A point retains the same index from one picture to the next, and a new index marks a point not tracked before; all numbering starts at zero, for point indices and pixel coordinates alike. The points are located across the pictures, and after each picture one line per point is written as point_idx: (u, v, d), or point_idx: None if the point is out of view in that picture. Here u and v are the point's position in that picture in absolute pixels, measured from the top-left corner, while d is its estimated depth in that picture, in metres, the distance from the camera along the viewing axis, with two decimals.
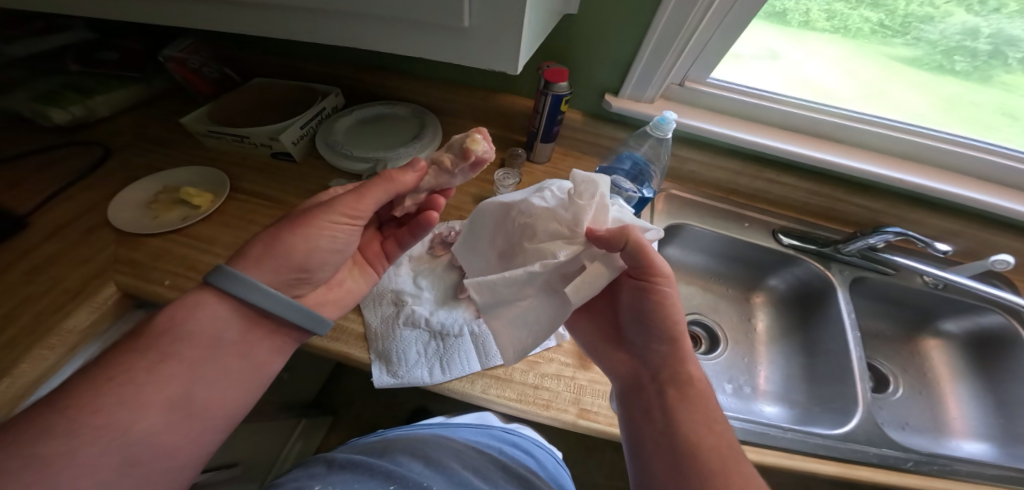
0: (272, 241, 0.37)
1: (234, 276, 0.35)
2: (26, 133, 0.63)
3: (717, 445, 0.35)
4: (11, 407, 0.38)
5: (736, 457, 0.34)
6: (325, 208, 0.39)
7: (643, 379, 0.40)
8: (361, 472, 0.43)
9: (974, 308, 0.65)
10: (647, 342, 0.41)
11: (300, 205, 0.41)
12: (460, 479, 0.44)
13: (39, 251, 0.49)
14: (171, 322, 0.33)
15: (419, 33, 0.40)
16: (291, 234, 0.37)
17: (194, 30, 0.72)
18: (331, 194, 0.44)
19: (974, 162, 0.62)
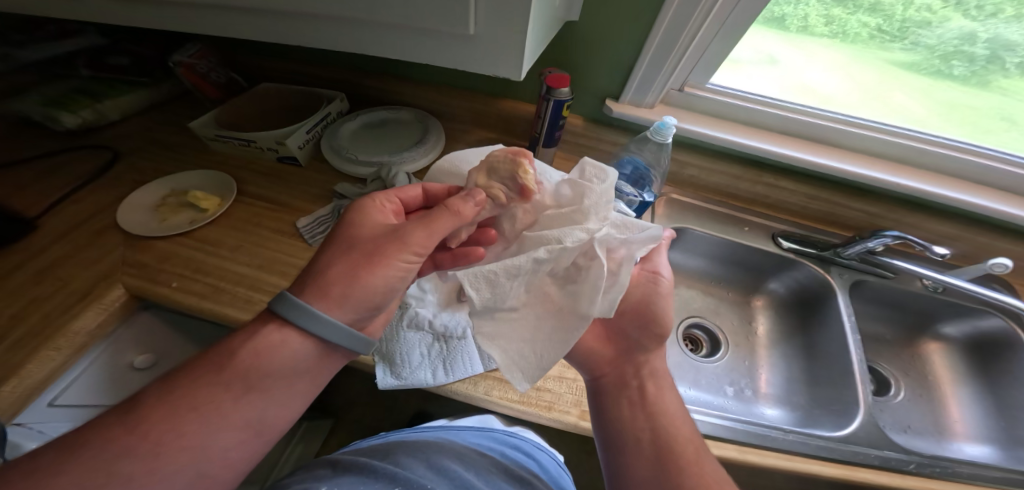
0: (353, 283, 0.33)
1: (303, 308, 0.32)
2: (36, 137, 0.64)
3: (690, 441, 0.39)
4: (18, 406, 0.40)
5: (703, 446, 0.39)
6: (400, 246, 0.34)
7: (628, 378, 0.43)
8: (365, 475, 0.43)
9: (974, 311, 0.65)
10: (636, 342, 0.45)
11: (351, 232, 0.36)
12: (463, 481, 0.44)
13: (49, 253, 0.50)
14: (264, 352, 0.32)
15: (424, 40, 0.41)
16: (370, 276, 0.33)
17: (202, 36, 0.73)
18: (381, 216, 0.38)
19: (973, 166, 0.62)
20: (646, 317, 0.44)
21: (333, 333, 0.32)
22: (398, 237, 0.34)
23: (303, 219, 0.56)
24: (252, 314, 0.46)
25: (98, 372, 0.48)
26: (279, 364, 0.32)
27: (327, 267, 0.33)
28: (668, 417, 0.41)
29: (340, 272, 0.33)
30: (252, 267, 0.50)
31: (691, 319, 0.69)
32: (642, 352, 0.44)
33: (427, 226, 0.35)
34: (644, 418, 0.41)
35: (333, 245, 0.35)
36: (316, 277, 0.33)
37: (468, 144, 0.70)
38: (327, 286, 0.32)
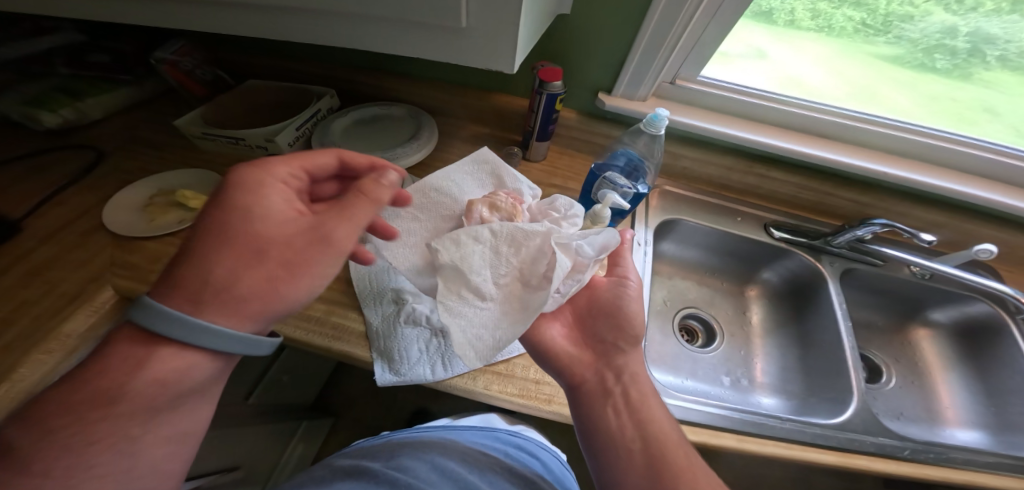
0: (269, 296, 0.32)
1: (203, 328, 0.29)
2: (14, 137, 0.62)
3: (677, 440, 0.38)
4: (12, 411, 0.38)
5: (688, 449, 0.38)
6: (321, 248, 0.33)
7: (610, 383, 0.41)
8: (365, 480, 0.44)
9: (961, 297, 0.67)
10: (614, 344, 0.44)
11: (240, 227, 0.32)
12: (464, 483, 0.45)
13: (33, 256, 0.48)
14: (161, 370, 0.29)
15: (416, 33, 0.41)
16: (291, 287, 0.32)
17: (186, 32, 0.72)
18: (276, 203, 0.34)
19: (957, 155, 0.64)
20: (618, 317, 0.44)
21: (240, 346, 0.31)
22: (318, 236, 0.33)
23: None
24: None
25: None
26: (188, 377, 0.31)
27: (227, 276, 0.30)
28: (654, 418, 0.39)
29: (248, 285, 0.31)
30: None
31: (687, 311, 0.70)
32: (621, 355, 0.43)
33: (343, 219, 0.34)
34: (631, 421, 0.39)
35: (234, 246, 0.31)
36: (220, 289, 0.30)
37: (461, 139, 0.70)
38: (236, 303, 0.31)
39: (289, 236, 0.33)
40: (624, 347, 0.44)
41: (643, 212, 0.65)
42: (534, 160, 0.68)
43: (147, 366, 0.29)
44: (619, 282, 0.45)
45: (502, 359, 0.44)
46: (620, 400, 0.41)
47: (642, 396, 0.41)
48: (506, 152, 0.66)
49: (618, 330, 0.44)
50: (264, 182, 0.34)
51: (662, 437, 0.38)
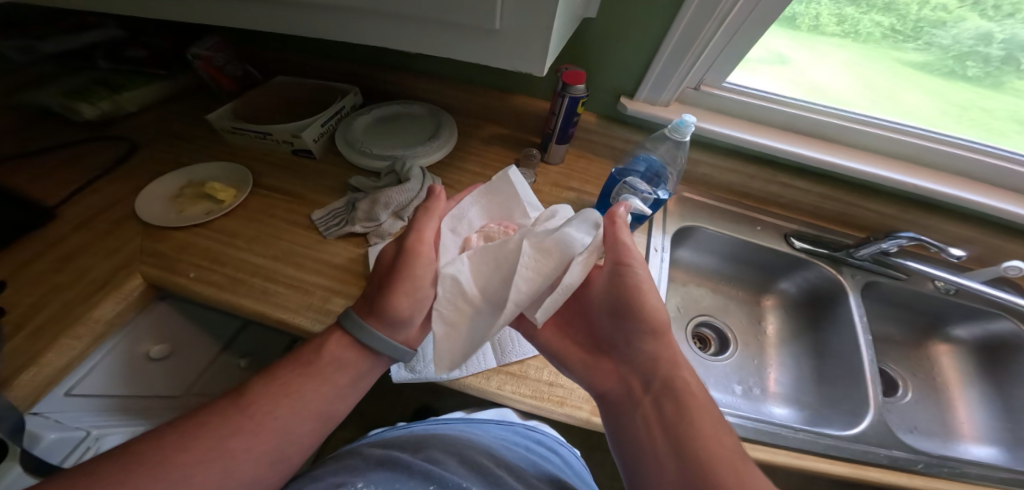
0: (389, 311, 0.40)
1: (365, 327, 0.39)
2: (51, 127, 0.64)
3: (722, 444, 0.34)
4: (38, 393, 0.40)
5: (738, 459, 0.33)
6: (411, 261, 0.41)
7: (636, 389, 0.40)
8: (400, 472, 0.43)
9: (985, 314, 0.65)
10: (633, 346, 0.43)
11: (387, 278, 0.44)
12: (494, 478, 0.44)
13: (68, 242, 0.50)
14: (324, 357, 0.40)
15: (448, 35, 0.41)
16: (399, 299, 0.40)
17: (218, 29, 0.74)
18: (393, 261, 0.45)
19: (987, 167, 0.62)
20: (628, 313, 0.42)
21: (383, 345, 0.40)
22: (411, 254, 0.41)
23: (318, 211, 0.57)
24: (268, 305, 0.46)
25: (115, 359, 0.49)
26: (338, 369, 0.40)
27: (370, 292, 0.42)
28: (693, 422, 0.36)
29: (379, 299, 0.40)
30: (269, 258, 0.51)
31: (701, 318, 0.69)
32: (643, 355, 0.42)
33: (418, 234, 0.43)
34: (666, 427, 0.37)
35: (372, 281, 0.42)
36: (368, 307, 0.41)
37: (479, 140, 0.70)
38: (377, 310, 0.40)
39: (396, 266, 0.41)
40: (644, 347, 0.42)
41: (660, 218, 0.65)
42: (552, 162, 0.68)
43: (315, 358, 0.40)
44: (619, 272, 0.43)
45: (516, 360, 0.45)
46: (650, 407, 0.39)
47: (677, 398, 0.38)
48: (525, 154, 0.66)
49: (630, 330, 0.43)
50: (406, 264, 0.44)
51: (703, 441, 0.35)
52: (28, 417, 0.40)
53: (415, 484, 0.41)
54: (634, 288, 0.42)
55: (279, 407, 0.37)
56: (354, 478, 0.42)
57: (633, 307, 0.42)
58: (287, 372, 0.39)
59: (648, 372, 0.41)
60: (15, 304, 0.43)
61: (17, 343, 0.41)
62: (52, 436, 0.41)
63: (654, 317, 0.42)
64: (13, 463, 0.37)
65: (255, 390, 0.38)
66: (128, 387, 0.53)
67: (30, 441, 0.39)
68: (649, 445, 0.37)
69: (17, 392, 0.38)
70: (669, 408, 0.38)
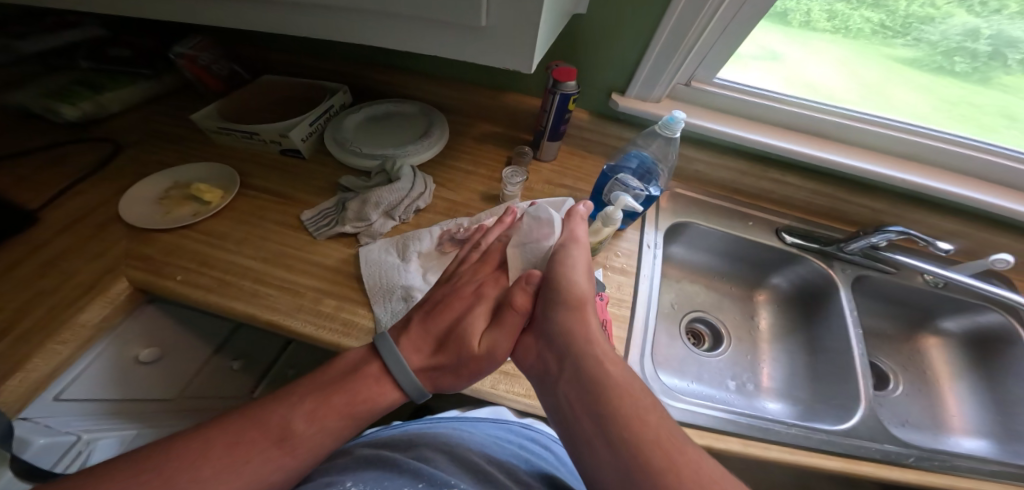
0: (449, 384, 0.42)
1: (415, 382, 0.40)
2: (33, 129, 0.63)
3: (641, 411, 0.34)
4: (27, 398, 0.39)
5: (665, 436, 0.32)
6: (488, 360, 0.41)
7: (554, 366, 0.40)
8: (390, 470, 0.42)
9: (973, 307, 0.66)
10: (548, 320, 0.42)
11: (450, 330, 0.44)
12: (486, 478, 0.44)
13: (51, 246, 0.49)
14: (374, 402, 0.38)
15: (435, 32, 0.41)
16: (463, 381, 0.41)
17: (203, 28, 0.72)
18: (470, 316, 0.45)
19: (975, 161, 0.62)
20: (551, 288, 0.43)
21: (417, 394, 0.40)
22: (492, 353, 0.41)
23: (308, 212, 0.56)
24: (257, 306, 0.46)
25: (103, 364, 0.48)
26: (382, 410, 0.39)
27: (442, 361, 0.42)
28: (610, 395, 0.35)
29: (443, 372, 0.42)
30: (258, 260, 0.50)
31: (694, 314, 0.70)
32: (558, 328, 0.41)
33: (506, 335, 0.43)
34: (581, 398, 0.36)
35: (447, 350, 0.42)
36: (428, 371, 0.42)
37: (471, 138, 0.70)
38: (437, 377, 0.42)
39: (476, 355, 0.41)
40: (559, 319, 0.42)
41: (653, 215, 0.65)
42: (544, 160, 0.68)
43: (367, 403, 0.38)
44: (559, 251, 0.45)
45: (509, 359, 0.45)
46: (568, 380, 0.38)
47: (591, 369, 0.37)
48: (517, 151, 0.66)
49: (549, 306, 0.43)
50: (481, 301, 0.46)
51: (621, 409, 0.34)
52: (17, 422, 0.39)
53: (403, 481, 0.41)
54: (562, 264, 0.43)
55: (322, 444, 0.36)
56: (344, 477, 0.42)
57: (553, 284, 0.43)
58: (332, 411, 0.36)
59: (562, 346, 0.40)
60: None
61: (3, 349, 0.40)
62: (41, 441, 0.41)
63: (572, 291, 0.42)
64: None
65: (298, 429, 0.35)
66: (120, 390, 0.52)
67: (19, 446, 0.39)
68: (570, 418, 0.36)
69: (2, 397, 0.38)
70: (584, 378, 0.37)
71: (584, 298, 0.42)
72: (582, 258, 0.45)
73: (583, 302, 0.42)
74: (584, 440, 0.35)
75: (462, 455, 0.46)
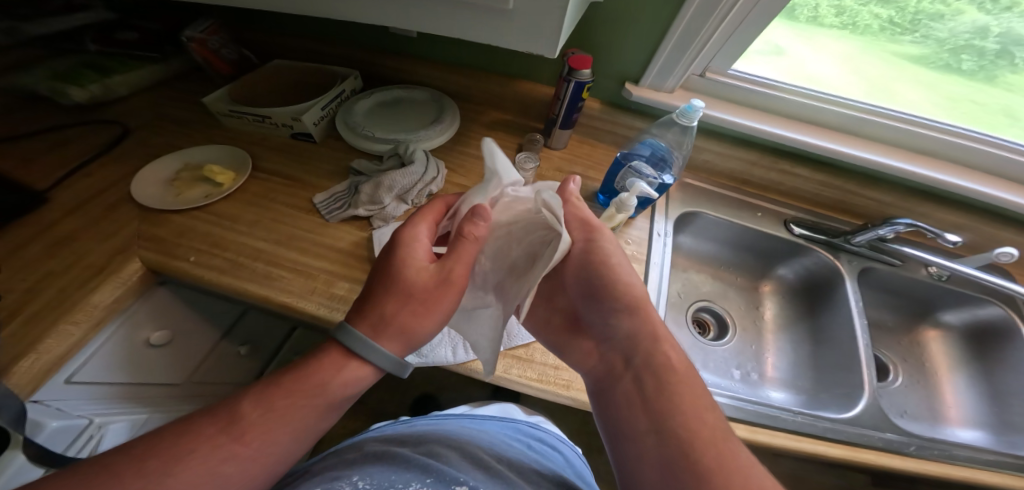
0: (411, 329, 0.35)
1: (380, 349, 0.33)
2: (40, 111, 0.62)
3: (698, 395, 0.36)
4: (38, 382, 0.39)
5: (731, 447, 0.33)
6: (447, 291, 0.35)
7: (617, 365, 0.40)
8: (398, 464, 0.41)
9: (974, 300, 0.67)
10: (613, 326, 0.42)
11: (388, 283, 0.35)
12: (498, 473, 0.43)
13: (62, 226, 0.49)
14: (334, 386, 0.33)
15: (458, 15, 0.41)
16: (426, 320, 0.35)
17: (212, 11, 0.72)
18: (417, 265, 0.36)
19: (982, 156, 0.63)
20: (607, 293, 0.42)
21: (390, 365, 0.34)
22: (448, 282, 0.36)
23: (320, 195, 0.56)
24: (270, 288, 0.46)
25: (113, 347, 0.48)
26: (345, 394, 0.34)
27: (377, 302, 0.35)
28: (673, 396, 0.36)
29: (397, 319, 0.34)
30: (270, 243, 0.50)
31: (700, 304, 0.70)
32: (622, 335, 0.41)
33: (459, 262, 0.36)
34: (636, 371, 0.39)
35: (390, 303, 0.35)
36: (377, 324, 0.34)
37: (482, 125, 0.70)
38: (390, 330, 0.34)
39: (424, 285, 0.35)
40: (619, 323, 0.42)
41: (663, 204, 0.65)
42: (555, 148, 0.68)
43: (323, 381, 0.33)
44: (589, 247, 0.43)
45: (522, 344, 0.45)
46: (631, 379, 0.39)
47: (649, 350, 0.39)
48: (528, 138, 0.66)
49: (606, 310, 0.43)
50: (413, 242, 0.38)
51: (679, 388, 0.36)
52: (29, 405, 0.39)
53: (411, 476, 0.40)
54: (607, 268, 0.43)
55: (277, 435, 0.31)
56: (350, 471, 0.40)
57: (608, 283, 0.42)
58: (287, 395, 0.32)
59: (630, 349, 0.40)
60: (9, 290, 0.42)
61: (14, 330, 0.40)
62: (54, 424, 0.40)
63: (627, 286, 0.42)
64: (16, 452, 0.36)
65: (246, 413, 0.31)
66: (128, 374, 0.52)
67: (32, 429, 0.38)
68: (622, 394, 0.38)
69: (14, 381, 0.37)
70: (642, 353, 0.39)
71: (643, 304, 0.42)
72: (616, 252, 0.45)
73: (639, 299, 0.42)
74: (645, 447, 0.35)
75: (472, 452, 0.45)
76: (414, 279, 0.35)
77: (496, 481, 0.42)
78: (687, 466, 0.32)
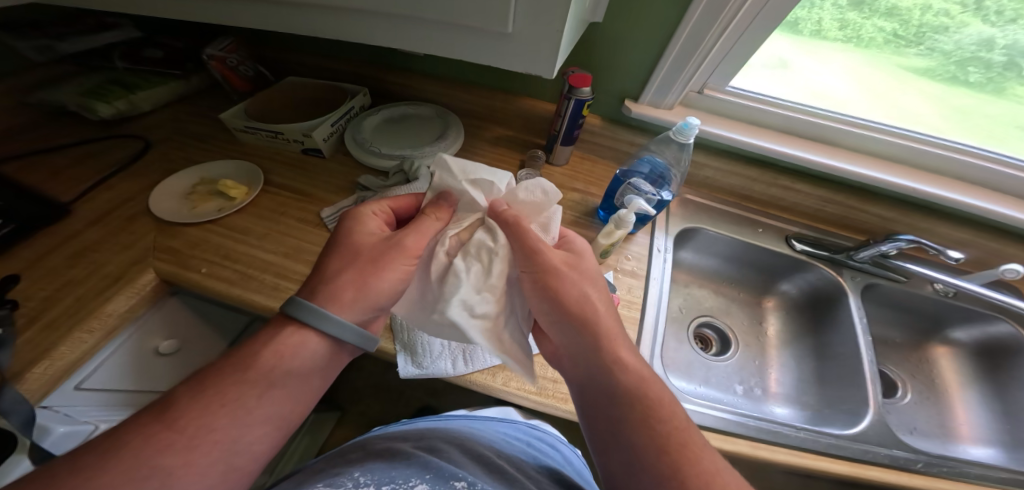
0: (363, 287, 0.35)
1: (327, 314, 0.34)
2: (69, 126, 0.66)
3: (664, 399, 0.35)
4: (49, 387, 0.41)
5: (694, 453, 0.32)
6: (398, 253, 0.37)
7: (576, 371, 0.38)
8: (397, 461, 0.41)
9: (983, 316, 0.66)
10: (566, 335, 0.38)
11: (341, 249, 0.37)
12: (500, 470, 0.43)
13: (83, 237, 0.51)
14: (268, 359, 0.33)
15: (463, 37, 0.43)
16: (377, 279, 0.36)
17: (231, 31, 0.76)
18: (369, 232, 0.39)
19: (987, 172, 0.63)
20: (559, 307, 0.37)
21: (341, 331, 0.34)
22: (399, 246, 0.37)
23: (328, 209, 0.58)
24: (277, 300, 0.47)
25: (123, 355, 0.49)
26: (283, 369, 0.33)
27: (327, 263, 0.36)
28: (632, 401, 0.34)
29: (347, 278, 0.35)
30: (279, 255, 0.52)
31: (703, 319, 0.70)
32: (575, 345, 0.37)
33: (416, 230, 0.38)
34: (595, 383, 0.36)
35: (342, 267, 0.36)
36: (324, 284, 0.35)
37: (486, 140, 0.72)
38: (340, 290, 0.35)
39: (373, 245, 0.37)
40: (568, 331, 0.37)
41: (663, 219, 0.66)
42: (557, 164, 0.69)
43: (256, 357, 0.33)
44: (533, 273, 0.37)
45: None
46: (589, 384, 0.37)
47: (603, 354, 0.36)
48: (531, 154, 0.67)
49: (556, 322, 0.38)
50: (365, 210, 0.41)
51: (643, 395, 0.34)
52: (38, 411, 0.41)
53: (412, 472, 0.40)
54: (552, 290, 0.37)
55: (213, 419, 0.30)
56: (352, 469, 0.41)
57: (556, 299, 0.37)
58: (220, 375, 0.32)
59: (582, 356, 0.37)
60: (29, 298, 0.44)
61: (31, 336, 0.41)
62: (60, 429, 0.42)
63: (576, 299, 0.37)
64: (21, 458, 0.39)
65: (178, 399, 0.30)
66: (136, 380, 0.53)
67: (40, 434, 0.40)
68: (586, 400, 0.37)
69: (26, 387, 0.39)
70: (599, 364, 0.36)
71: (592, 309, 0.37)
72: (585, 248, 0.42)
73: (590, 306, 0.37)
74: (605, 449, 0.35)
75: (473, 450, 0.45)
76: (366, 244, 0.37)
77: (498, 479, 0.41)
78: (649, 484, 0.31)
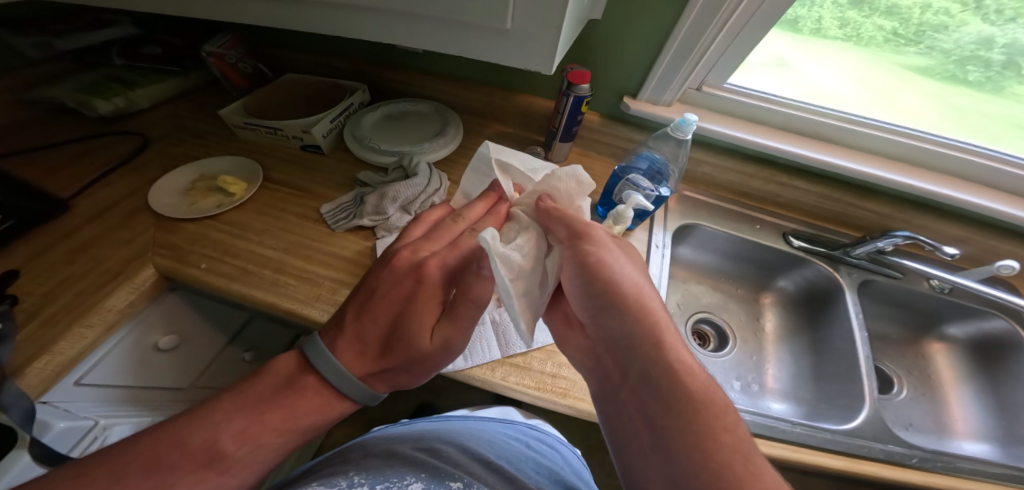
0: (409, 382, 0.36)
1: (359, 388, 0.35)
2: (66, 123, 0.65)
3: (720, 407, 0.29)
4: (49, 382, 0.41)
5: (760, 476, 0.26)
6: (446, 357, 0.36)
7: (615, 373, 0.34)
8: (395, 461, 0.42)
9: (979, 312, 0.66)
10: (609, 324, 0.33)
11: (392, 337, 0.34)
12: (496, 467, 0.44)
13: (82, 233, 0.51)
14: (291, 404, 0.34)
15: (462, 33, 0.43)
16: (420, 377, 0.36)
17: (229, 27, 0.76)
18: (421, 320, 0.34)
19: (983, 170, 0.63)
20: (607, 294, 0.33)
21: (367, 397, 0.36)
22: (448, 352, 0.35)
23: (328, 205, 0.58)
24: (275, 295, 0.48)
25: (122, 350, 0.49)
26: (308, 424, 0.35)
27: (394, 370, 0.35)
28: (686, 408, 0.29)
29: (393, 375, 0.35)
30: (278, 251, 0.52)
31: (701, 316, 0.71)
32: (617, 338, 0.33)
33: (461, 332, 0.34)
34: (641, 383, 0.31)
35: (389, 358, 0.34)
36: (366, 376, 0.35)
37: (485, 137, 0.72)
38: (381, 380, 0.36)
39: (433, 355, 0.35)
40: (612, 322, 0.33)
41: (662, 215, 0.66)
42: (555, 161, 0.69)
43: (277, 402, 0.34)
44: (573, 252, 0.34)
45: (520, 351, 0.46)
46: (632, 388, 0.32)
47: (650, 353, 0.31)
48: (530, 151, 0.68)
49: (598, 312, 0.34)
50: (423, 288, 0.35)
51: (697, 401, 0.29)
52: (37, 406, 0.41)
53: (407, 470, 0.40)
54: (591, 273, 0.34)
55: (235, 453, 0.32)
56: (350, 469, 0.41)
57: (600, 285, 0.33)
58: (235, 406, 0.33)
59: (627, 353, 0.32)
60: (28, 293, 0.44)
61: (32, 331, 0.42)
62: (61, 425, 0.42)
63: (621, 287, 0.33)
64: (21, 452, 0.37)
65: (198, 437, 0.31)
66: (134, 376, 0.54)
67: (40, 429, 0.40)
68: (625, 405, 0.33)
69: (27, 382, 0.39)
70: (650, 363, 0.31)
71: (638, 298, 0.33)
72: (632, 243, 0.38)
73: (636, 294, 0.33)
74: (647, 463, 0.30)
75: (472, 451, 0.46)
76: (410, 339, 0.34)
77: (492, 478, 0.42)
78: None
